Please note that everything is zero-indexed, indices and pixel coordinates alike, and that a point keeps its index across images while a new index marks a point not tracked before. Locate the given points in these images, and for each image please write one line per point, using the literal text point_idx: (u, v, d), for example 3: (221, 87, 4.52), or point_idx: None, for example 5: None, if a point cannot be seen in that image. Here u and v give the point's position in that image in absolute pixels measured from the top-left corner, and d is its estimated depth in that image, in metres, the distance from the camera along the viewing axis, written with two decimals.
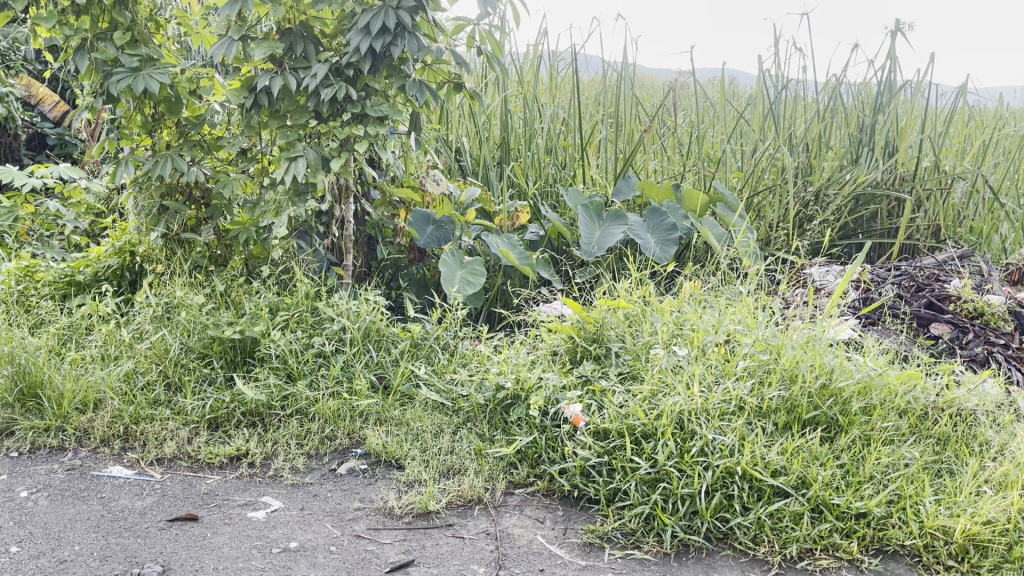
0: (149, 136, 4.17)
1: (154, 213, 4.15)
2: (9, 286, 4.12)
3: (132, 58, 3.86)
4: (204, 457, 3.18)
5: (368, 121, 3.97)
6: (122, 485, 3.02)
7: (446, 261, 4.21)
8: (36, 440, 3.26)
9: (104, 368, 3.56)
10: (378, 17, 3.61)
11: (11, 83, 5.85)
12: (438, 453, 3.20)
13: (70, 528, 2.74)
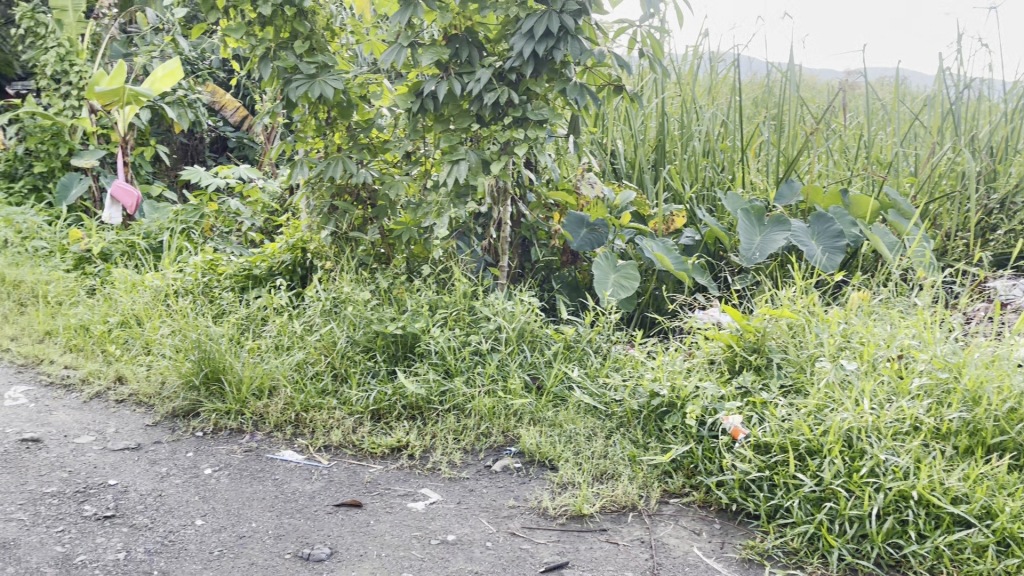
0: (322, 139, 4.40)
1: (324, 212, 4.39)
2: (196, 278, 4.44)
3: (310, 66, 4.08)
4: (367, 447, 3.33)
5: (528, 125, 4.02)
6: (294, 469, 3.20)
7: (599, 265, 4.22)
8: (219, 421, 3.50)
9: (279, 357, 3.79)
10: (542, 21, 3.65)
11: (199, 91, 6.33)
12: (591, 456, 3.19)
13: (248, 506, 2.93)
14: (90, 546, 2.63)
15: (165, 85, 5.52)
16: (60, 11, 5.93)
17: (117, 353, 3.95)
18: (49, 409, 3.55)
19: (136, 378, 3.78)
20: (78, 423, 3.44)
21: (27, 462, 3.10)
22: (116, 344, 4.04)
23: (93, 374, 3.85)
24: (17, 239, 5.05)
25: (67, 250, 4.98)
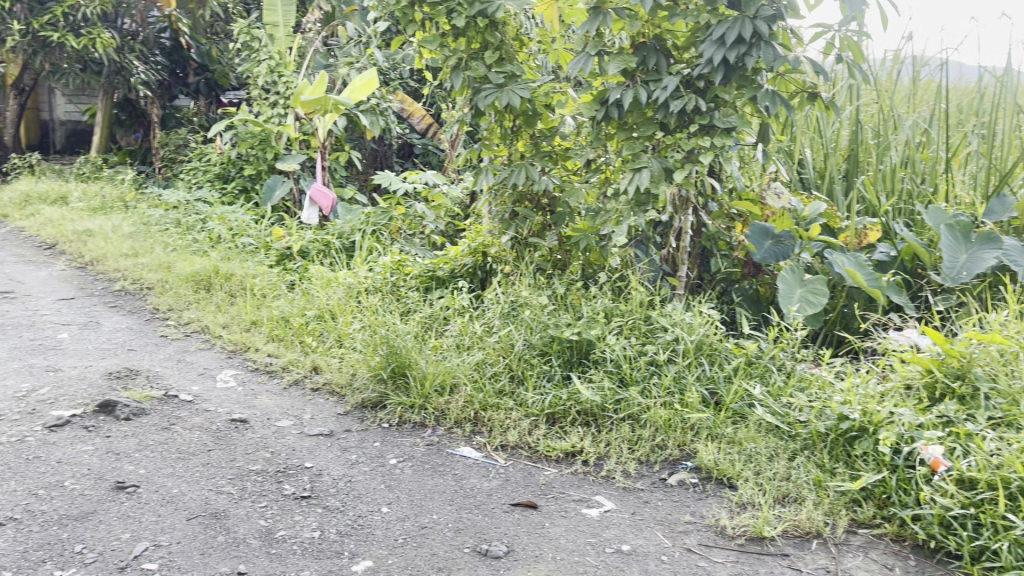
0: (506, 146, 4.50)
1: (506, 217, 4.50)
2: (384, 277, 4.67)
3: (499, 75, 4.20)
4: (543, 450, 3.37)
5: (715, 133, 3.92)
6: (472, 466, 3.30)
7: (785, 279, 4.06)
8: (404, 415, 3.64)
9: (460, 356, 3.91)
10: (734, 27, 3.57)
11: (390, 99, 6.67)
12: (773, 478, 3.07)
13: (430, 498, 3.05)
14: (289, 522, 2.84)
15: (362, 94, 5.82)
16: (272, 27, 6.48)
17: (313, 345, 4.20)
18: (254, 393, 3.82)
19: (330, 368, 4.01)
20: (279, 408, 3.70)
21: (235, 440, 3.38)
22: (312, 335, 4.30)
23: (293, 362, 4.09)
24: (228, 236, 5.52)
25: (271, 247, 5.38)
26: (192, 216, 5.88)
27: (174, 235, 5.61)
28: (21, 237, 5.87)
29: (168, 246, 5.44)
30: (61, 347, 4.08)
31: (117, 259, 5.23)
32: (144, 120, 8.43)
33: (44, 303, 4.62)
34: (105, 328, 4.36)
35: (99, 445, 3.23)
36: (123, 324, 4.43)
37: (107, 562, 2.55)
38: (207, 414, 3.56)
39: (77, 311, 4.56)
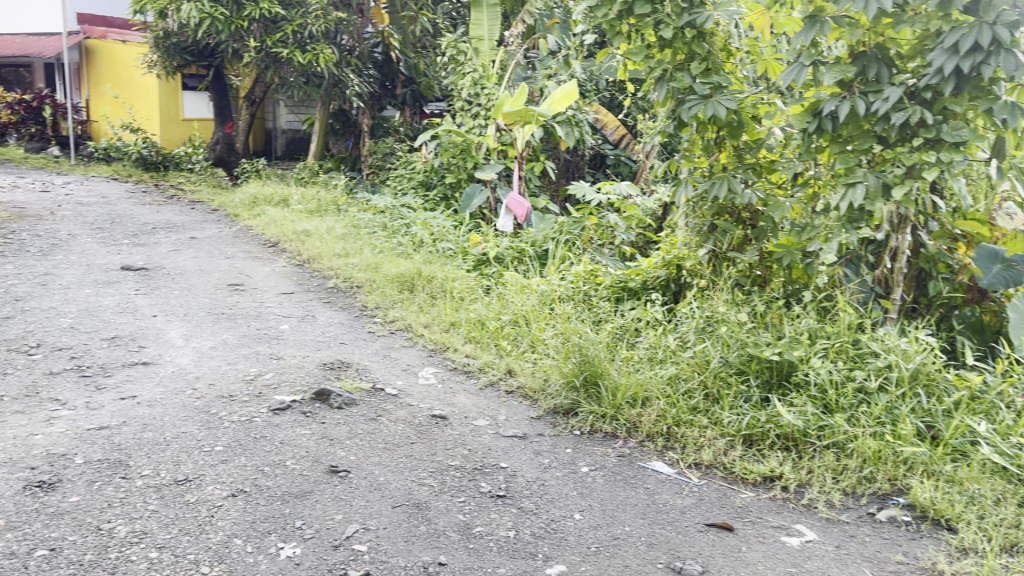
0: (707, 158, 4.39)
1: (704, 230, 4.39)
2: (577, 286, 4.72)
3: (704, 86, 4.11)
4: (739, 471, 3.26)
5: (941, 147, 3.63)
6: (664, 481, 3.23)
7: (1017, 308, 3.69)
8: (595, 424, 3.63)
9: (653, 369, 3.87)
10: (971, 34, 3.30)
11: (587, 111, 6.78)
12: (1000, 524, 2.82)
13: (622, 509, 3.03)
14: (486, 519, 2.93)
15: (561, 106, 5.86)
16: (479, 40, 6.78)
17: (508, 348, 4.30)
18: (453, 391, 3.97)
19: (524, 373, 4.09)
20: (476, 407, 3.82)
21: (436, 434, 3.53)
22: (507, 339, 4.41)
23: (489, 365, 4.21)
24: (429, 240, 5.78)
25: (468, 252, 5.57)
26: (397, 221, 6.22)
27: (381, 238, 5.96)
28: (249, 235, 6.46)
29: (375, 248, 5.80)
30: (283, 337, 4.45)
31: (331, 259, 5.62)
32: (355, 129, 9.07)
33: (269, 296, 5.06)
34: (320, 322, 4.71)
35: (316, 430, 3.49)
36: (336, 319, 4.76)
37: (323, 539, 2.76)
38: (410, 408, 3.76)
39: (296, 305, 4.95)
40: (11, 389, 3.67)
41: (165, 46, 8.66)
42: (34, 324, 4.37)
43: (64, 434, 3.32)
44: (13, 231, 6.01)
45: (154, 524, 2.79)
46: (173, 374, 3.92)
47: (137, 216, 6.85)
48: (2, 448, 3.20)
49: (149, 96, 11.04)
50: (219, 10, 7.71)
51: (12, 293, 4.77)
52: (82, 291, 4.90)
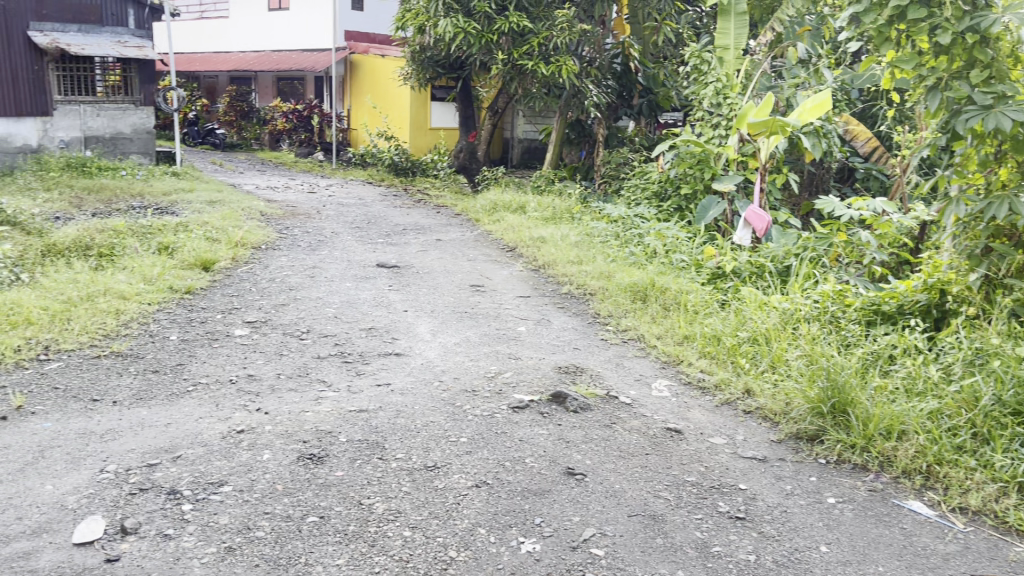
0: (984, 174, 3.99)
1: (977, 254, 3.99)
2: (824, 306, 4.48)
3: (986, 96, 3.72)
4: (1014, 521, 2.91)
5: None
6: (923, 523, 2.98)
7: None
8: (843, 454, 3.41)
9: (911, 401, 3.58)
10: None
11: (835, 121, 6.45)
12: None
13: (875, 547, 2.83)
14: (724, 540, 2.85)
15: (811, 117, 5.58)
16: (724, 50, 6.65)
17: (746, 367, 4.15)
18: (687, 406, 3.90)
19: (763, 394, 3.92)
20: (712, 424, 3.74)
21: (672, 448, 3.50)
22: (745, 357, 4.26)
23: (725, 382, 4.09)
24: (663, 251, 5.74)
25: (702, 265, 5.45)
26: (631, 230, 6.24)
27: (614, 247, 6.01)
28: (489, 239, 6.76)
29: (609, 257, 5.85)
30: (520, 338, 4.61)
31: (566, 265, 5.75)
32: (589, 139, 9.26)
33: (507, 299, 5.26)
34: (555, 326, 4.83)
35: (553, 431, 3.57)
36: (570, 324, 4.85)
37: (562, 539, 2.81)
38: (645, 419, 3.74)
39: (533, 309, 5.11)
40: (287, 368, 4.11)
41: (421, 59, 9.36)
42: (304, 311, 4.85)
43: (330, 413, 3.66)
44: (287, 227, 6.72)
45: (406, 504, 2.99)
46: (422, 366, 4.19)
47: (389, 217, 7.41)
48: (279, 420, 3.58)
49: (401, 107, 11.84)
50: (472, 25, 8.19)
51: (287, 283, 5.33)
52: (344, 284, 5.37)
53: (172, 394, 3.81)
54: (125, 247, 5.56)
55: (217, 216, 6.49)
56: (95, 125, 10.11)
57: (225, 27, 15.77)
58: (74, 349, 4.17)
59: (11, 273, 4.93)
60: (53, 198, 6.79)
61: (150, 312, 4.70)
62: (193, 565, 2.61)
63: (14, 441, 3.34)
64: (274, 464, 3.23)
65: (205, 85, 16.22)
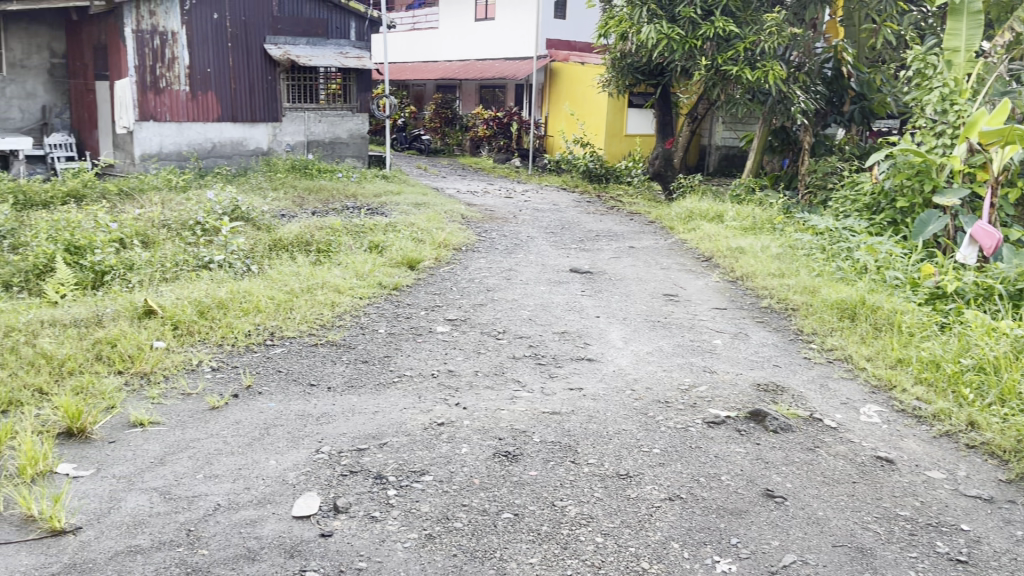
0: None
1: None
2: None
3: None
4: None
5: None
6: None
7: None
8: None
9: None
10: None
11: None
12: None
13: None
14: None
15: None
16: (952, 52, 6.18)
17: (971, 397, 3.79)
18: (901, 434, 3.63)
19: (990, 428, 3.57)
20: (929, 456, 3.46)
21: (882, 478, 3.27)
22: (969, 387, 3.89)
23: (945, 412, 3.76)
24: (874, 267, 5.39)
25: (919, 284, 5.06)
26: (838, 244, 5.91)
27: (819, 261, 5.72)
28: (683, 248, 6.65)
29: (813, 271, 5.57)
30: (717, 351, 4.49)
31: (767, 277, 5.54)
32: (794, 147, 8.88)
33: (702, 309, 5.14)
34: (753, 340, 4.66)
35: (751, 449, 3.45)
36: (769, 340, 4.66)
37: (760, 562, 2.70)
38: (852, 445, 3.52)
39: (730, 321, 4.96)
40: (484, 366, 4.24)
41: (621, 66, 9.39)
42: (501, 312, 4.99)
43: (524, 413, 3.73)
44: (485, 230, 6.95)
45: (599, 510, 3.00)
46: (614, 373, 4.17)
47: (584, 223, 7.47)
48: (476, 416, 3.70)
49: (599, 113, 11.90)
50: (676, 31, 8.12)
51: (485, 284, 5.51)
52: (539, 288, 5.47)
53: (380, 383, 4.04)
54: (340, 244, 5.98)
55: (422, 217, 6.83)
56: (317, 130, 11.01)
57: (434, 38, 16.58)
58: (295, 336, 4.54)
59: (244, 264, 5.45)
60: (279, 197, 7.42)
61: (361, 306, 5.01)
62: (397, 549, 2.75)
63: (244, 417, 3.68)
64: (471, 458, 3.34)
65: (413, 93, 17.12)
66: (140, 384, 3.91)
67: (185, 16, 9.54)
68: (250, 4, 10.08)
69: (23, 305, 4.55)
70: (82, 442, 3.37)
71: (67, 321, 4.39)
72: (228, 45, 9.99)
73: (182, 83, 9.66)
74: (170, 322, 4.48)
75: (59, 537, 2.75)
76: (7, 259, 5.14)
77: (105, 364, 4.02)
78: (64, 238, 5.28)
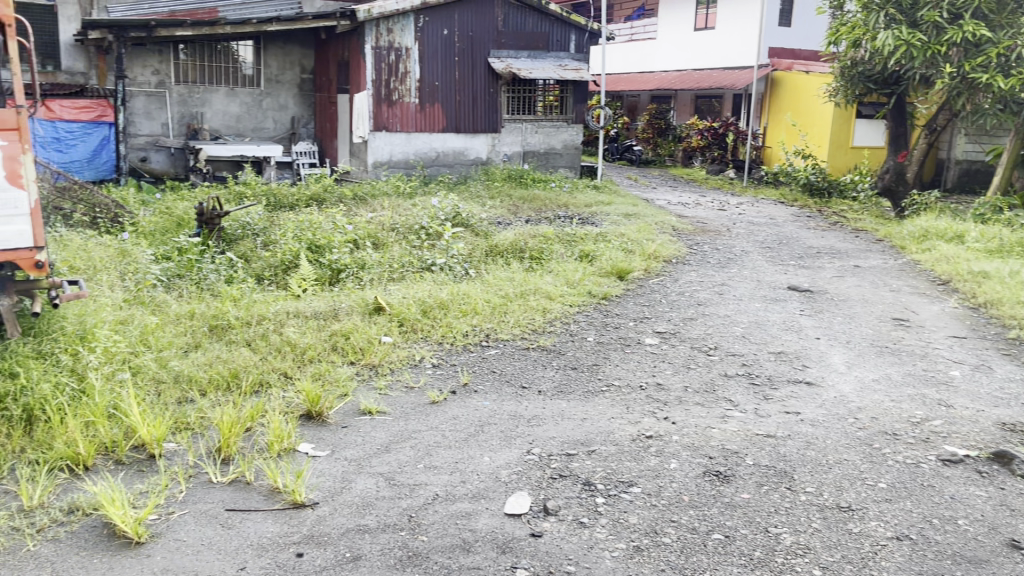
0: None
1: None
2: None
3: None
4: None
5: None
6: None
7: None
8: None
9: None
10: None
11: None
12: None
13: None
14: None
15: None
16: None
17: None
18: None
19: None
20: None
21: None
22: None
23: None
24: None
25: None
26: None
27: None
28: (916, 269, 6.17)
29: None
30: (953, 384, 4.12)
31: (1017, 306, 5.01)
32: None
33: (937, 337, 4.75)
34: (998, 375, 4.24)
35: (994, 494, 3.13)
36: (1018, 375, 4.21)
37: None
38: None
39: (970, 352, 4.54)
40: (694, 382, 4.16)
41: (851, 74, 8.89)
42: (713, 327, 4.89)
43: (736, 433, 3.63)
44: (697, 243, 6.83)
45: (816, 541, 2.85)
46: (835, 400, 3.95)
47: (803, 239, 7.13)
48: (686, 432, 3.64)
49: (822, 124, 11.37)
50: (917, 37, 7.60)
51: (695, 298, 5.41)
52: (753, 304, 5.29)
53: (588, 391, 4.09)
54: (552, 252, 6.12)
55: (633, 228, 6.83)
56: (533, 141, 11.33)
57: (652, 49, 16.54)
58: (508, 339, 4.70)
59: (462, 268, 5.72)
60: (496, 205, 7.72)
61: (571, 313, 5.10)
62: (605, 557, 2.77)
63: (460, 413, 3.86)
64: (680, 474, 3.30)
65: (627, 104, 17.20)
66: (369, 374, 4.22)
67: (419, 33, 10.18)
68: (478, 20, 10.58)
69: (272, 297, 5.06)
70: (320, 425, 3.69)
71: (308, 313, 4.82)
72: (455, 60, 10.54)
73: (412, 96, 10.31)
74: (396, 319, 4.80)
75: (300, 510, 3.03)
76: (260, 255, 5.74)
77: (340, 355, 4.38)
78: (308, 238, 5.82)
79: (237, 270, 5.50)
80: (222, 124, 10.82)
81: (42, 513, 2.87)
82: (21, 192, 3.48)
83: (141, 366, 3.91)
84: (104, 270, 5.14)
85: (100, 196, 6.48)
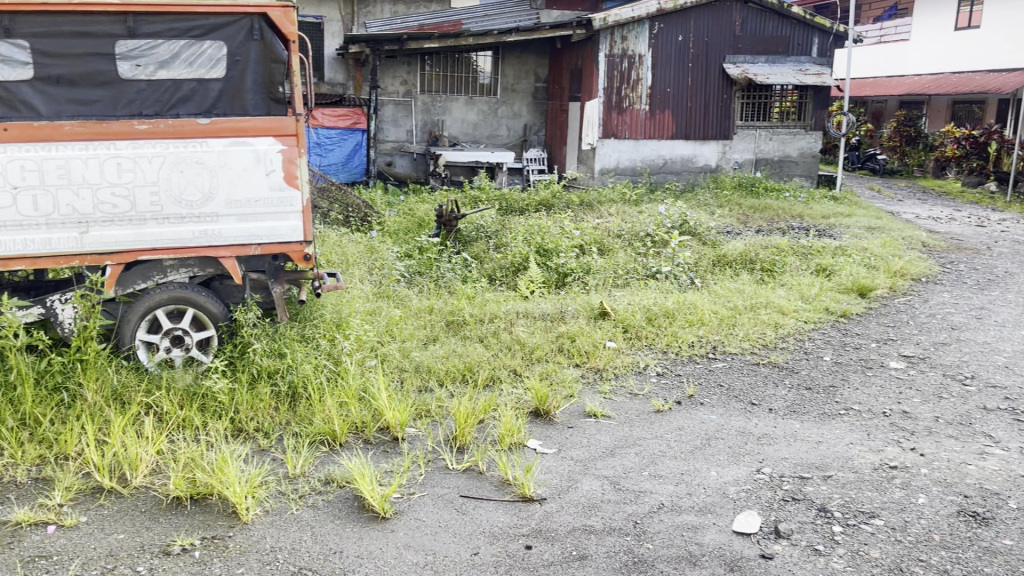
0: None
1: None
2: None
3: None
4: None
5: None
6: None
7: None
8: None
9: None
10: None
11: None
12: None
13: None
14: None
15: None
16: None
17: None
18: None
19: None
20: None
21: None
22: None
23: None
24: None
25: None
26: None
27: None
28: None
29: None
30: None
31: None
32: None
33: None
34: None
35: None
36: None
37: None
38: None
39: None
40: (947, 413, 3.82)
41: None
42: (969, 355, 4.46)
43: (997, 472, 3.28)
44: (952, 261, 6.26)
45: None
46: None
47: None
48: (936, 466, 3.35)
49: None
50: None
51: (949, 321, 4.97)
52: (1019, 332, 4.76)
53: (824, 414, 3.88)
54: (786, 265, 5.88)
55: (877, 243, 6.39)
56: (767, 148, 10.93)
57: (904, 51, 15.37)
58: (737, 352, 4.57)
59: (688, 277, 5.64)
60: (725, 214, 7.54)
61: (805, 329, 4.86)
62: None
63: (686, 425, 3.80)
64: (930, 510, 3.04)
65: (872, 110, 16.14)
66: (594, 378, 4.27)
67: (653, 39, 10.16)
68: (714, 26, 10.37)
69: (503, 297, 5.26)
70: (548, 423, 3.80)
71: (536, 314, 4.97)
72: (688, 66, 10.41)
73: (643, 102, 10.32)
74: (622, 325, 4.83)
75: (529, 504, 3.12)
76: (492, 257, 6.00)
77: (566, 356, 4.47)
78: (537, 242, 5.99)
79: (470, 269, 5.79)
80: (460, 131, 11.44)
81: (304, 481, 3.19)
82: (295, 191, 3.88)
83: (388, 355, 4.22)
84: (356, 265, 5.61)
85: (353, 197, 7.07)
